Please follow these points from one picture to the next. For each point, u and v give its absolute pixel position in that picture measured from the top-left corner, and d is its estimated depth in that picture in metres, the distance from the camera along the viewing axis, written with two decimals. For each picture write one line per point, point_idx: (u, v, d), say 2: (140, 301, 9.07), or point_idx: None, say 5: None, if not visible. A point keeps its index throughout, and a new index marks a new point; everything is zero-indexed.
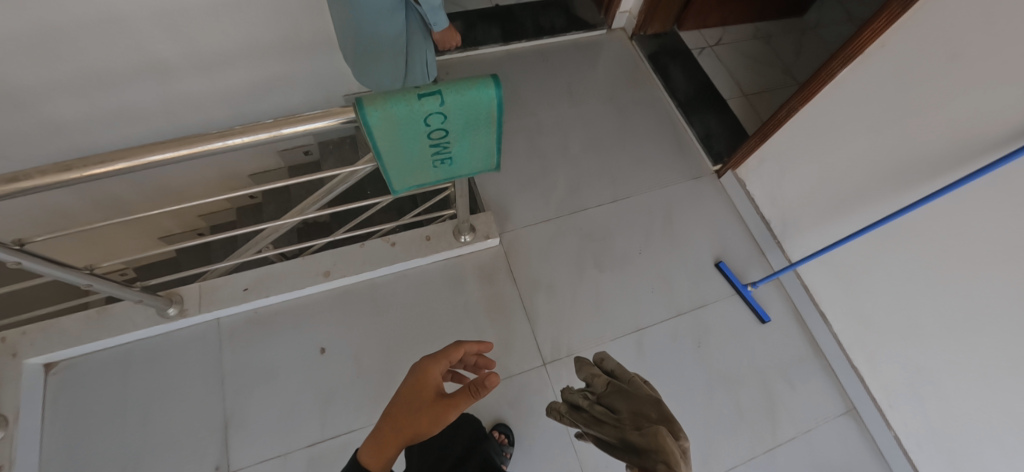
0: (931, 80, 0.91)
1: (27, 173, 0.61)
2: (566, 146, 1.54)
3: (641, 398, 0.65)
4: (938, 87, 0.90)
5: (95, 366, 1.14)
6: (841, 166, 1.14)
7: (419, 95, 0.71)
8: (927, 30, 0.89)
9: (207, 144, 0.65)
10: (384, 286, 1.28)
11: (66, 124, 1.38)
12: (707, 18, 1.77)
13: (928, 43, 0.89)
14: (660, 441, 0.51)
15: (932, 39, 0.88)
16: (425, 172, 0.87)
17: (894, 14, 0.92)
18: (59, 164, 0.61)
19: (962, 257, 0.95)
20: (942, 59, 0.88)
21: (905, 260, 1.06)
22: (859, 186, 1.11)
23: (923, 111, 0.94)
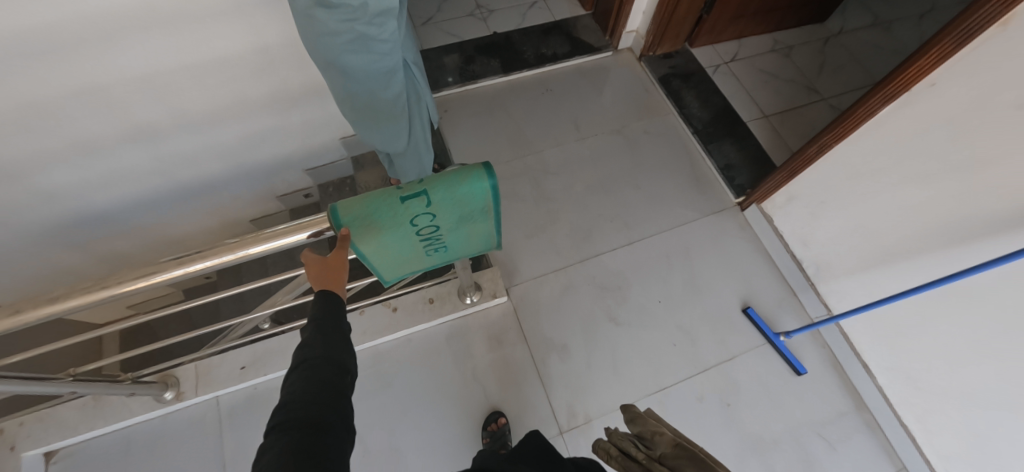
0: (994, 127, 0.79)
1: None
2: (575, 186, 1.44)
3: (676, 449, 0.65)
4: (1001, 136, 0.78)
5: (92, 455, 1.09)
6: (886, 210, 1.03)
7: (402, 198, 0.63)
8: (988, 71, 0.77)
9: (166, 273, 0.60)
10: (388, 354, 1.20)
11: (60, 198, 1.32)
12: (721, 34, 1.65)
13: (990, 86, 0.78)
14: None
15: (995, 82, 0.77)
16: (418, 262, 0.80)
17: (947, 48, 0.81)
18: (5, 308, 0.55)
19: None
20: (1007, 106, 0.76)
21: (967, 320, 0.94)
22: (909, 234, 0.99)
23: (987, 161, 0.82)
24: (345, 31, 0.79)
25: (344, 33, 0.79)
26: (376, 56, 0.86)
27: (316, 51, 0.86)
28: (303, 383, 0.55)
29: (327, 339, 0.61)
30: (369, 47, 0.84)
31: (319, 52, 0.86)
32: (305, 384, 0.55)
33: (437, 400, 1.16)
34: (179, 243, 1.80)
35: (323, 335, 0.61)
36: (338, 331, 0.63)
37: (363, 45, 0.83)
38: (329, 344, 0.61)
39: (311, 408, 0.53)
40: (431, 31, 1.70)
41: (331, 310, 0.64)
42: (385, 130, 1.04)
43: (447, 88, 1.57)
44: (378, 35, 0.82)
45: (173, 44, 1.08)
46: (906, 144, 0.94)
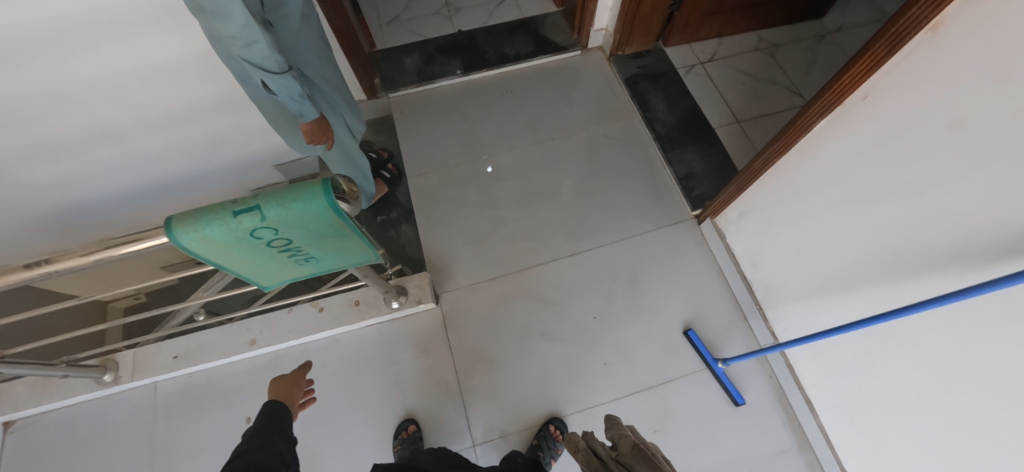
0: (926, 149, 0.67)
1: None
2: (523, 192, 1.40)
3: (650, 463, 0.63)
4: (930, 159, 0.67)
5: (41, 430, 1.18)
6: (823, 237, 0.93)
7: (234, 213, 0.63)
8: (919, 83, 0.66)
9: (15, 274, 0.64)
10: (315, 354, 1.22)
11: (35, 193, 1.37)
12: (697, 33, 1.55)
13: (917, 104, 0.67)
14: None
15: (924, 98, 0.65)
16: (294, 272, 0.81)
17: (878, 55, 0.69)
18: None
19: (968, 383, 0.72)
20: (939, 126, 0.65)
21: (902, 367, 0.83)
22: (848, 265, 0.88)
23: (920, 191, 0.70)
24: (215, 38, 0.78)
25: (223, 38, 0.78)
26: None
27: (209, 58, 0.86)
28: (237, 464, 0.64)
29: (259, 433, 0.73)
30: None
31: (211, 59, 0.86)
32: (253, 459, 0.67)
33: (356, 403, 1.17)
34: None
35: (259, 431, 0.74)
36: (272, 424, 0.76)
37: None
38: (260, 437, 0.73)
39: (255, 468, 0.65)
40: (396, 31, 1.70)
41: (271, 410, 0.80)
42: (294, 138, 1.01)
43: (406, 87, 1.56)
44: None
45: (116, 51, 1.07)
46: (845, 162, 0.83)
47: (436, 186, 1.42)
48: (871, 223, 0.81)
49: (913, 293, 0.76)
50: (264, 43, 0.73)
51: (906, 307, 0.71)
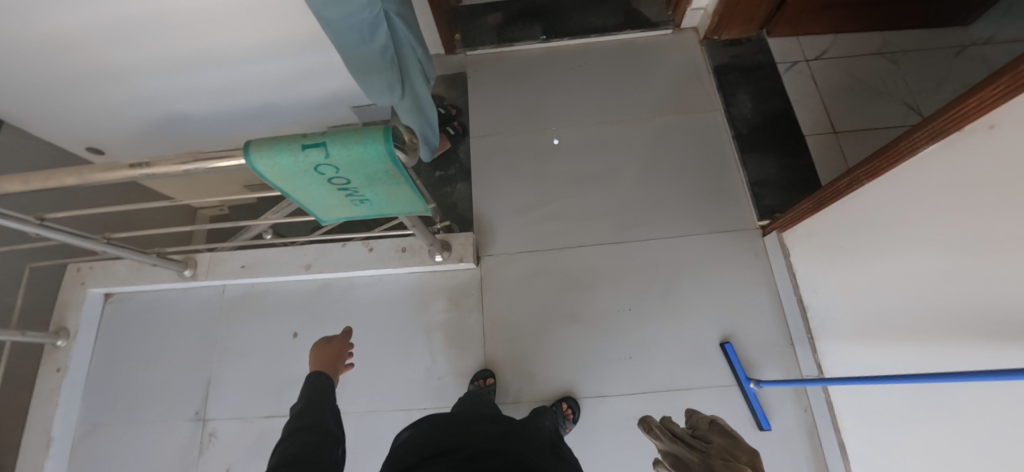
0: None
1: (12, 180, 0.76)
2: (579, 172, 1.37)
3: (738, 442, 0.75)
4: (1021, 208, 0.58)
5: (134, 304, 1.40)
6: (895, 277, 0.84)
7: (303, 146, 0.68)
8: None
9: (122, 171, 0.74)
10: (359, 289, 1.32)
11: (148, 101, 1.55)
12: (809, 24, 1.39)
13: None
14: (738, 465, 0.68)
15: None
16: (347, 210, 0.86)
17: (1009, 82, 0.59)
18: (36, 175, 0.75)
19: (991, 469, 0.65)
20: None
21: (940, 437, 0.76)
22: (915, 313, 0.79)
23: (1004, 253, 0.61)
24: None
25: None
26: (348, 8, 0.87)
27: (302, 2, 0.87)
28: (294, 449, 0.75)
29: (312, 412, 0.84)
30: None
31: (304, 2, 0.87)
32: (297, 445, 0.76)
33: (388, 342, 1.26)
34: None
35: (309, 412, 0.83)
36: (326, 406, 0.86)
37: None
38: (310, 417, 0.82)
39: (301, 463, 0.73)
40: None
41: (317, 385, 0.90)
42: (376, 84, 1.05)
43: (483, 47, 1.54)
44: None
45: None
46: (942, 196, 0.73)
47: (494, 150, 1.43)
48: (943, 271, 0.72)
49: (969, 357, 0.67)
50: None
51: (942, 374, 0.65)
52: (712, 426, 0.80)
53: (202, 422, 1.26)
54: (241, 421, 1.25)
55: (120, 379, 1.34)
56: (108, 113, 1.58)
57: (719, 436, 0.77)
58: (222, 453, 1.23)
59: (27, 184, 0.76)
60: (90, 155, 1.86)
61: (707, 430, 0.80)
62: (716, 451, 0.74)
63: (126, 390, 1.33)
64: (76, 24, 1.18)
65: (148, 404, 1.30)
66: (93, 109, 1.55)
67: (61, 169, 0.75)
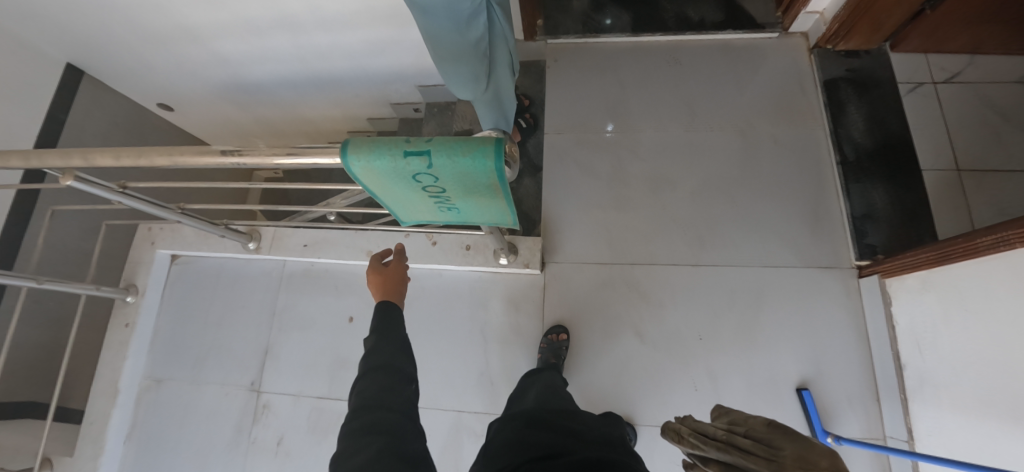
0: None
1: (107, 154, 0.75)
2: (659, 180, 1.27)
3: (810, 445, 0.54)
4: None
5: (199, 268, 1.43)
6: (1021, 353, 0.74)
7: (405, 153, 0.63)
8: None
9: (214, 159, 0.72)
10: (418, 282, 1.29)
11: (222, 60, 1.54)
12: (943, 41, 1.22)
13: None
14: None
15: None
16: (431, 216, 0.81)
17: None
18: (131, 152, 0.74)
19: None
20: None
21: None
22: None
23: None
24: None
25: None
26: None
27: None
28: (371, 393, 0.63)
29: (383, 347, 0.70)
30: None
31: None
32: (373, 389, 0.64)
33: (443, 339, 1.24)
34: (309, 123, 2.03)
35: (381, 347, 0.70)
36: (398, 338, 0.72)
37: None
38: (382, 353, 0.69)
39: (383, 410, 0.61)
40: None
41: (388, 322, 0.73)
42: (461, 75, 0.97)
43: (567, 35, 1.44)
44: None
45: None
46: None
47: (570, 148, 1.35)
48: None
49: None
50: None
51: None
52: (771, 428, 0.61)
53: (256, 393, 1.29)
54: (294, 398, 1.27)
55: (182, 340, 1.38)
56: (182, 69, 1.58)
57: (786, 440, 0.57)
58: (274, 425, 1.26)
59: (120, 160, 0.75)
60: (160, 112, 1.89)
61: (763, 432, 0.61)
62: (787, 458, 0.54)
63: (188, 350, 1.37)
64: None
65: (208, 366, 1.34)
66: (170, 66, 1.56)
67: (154, 149, 0.73)
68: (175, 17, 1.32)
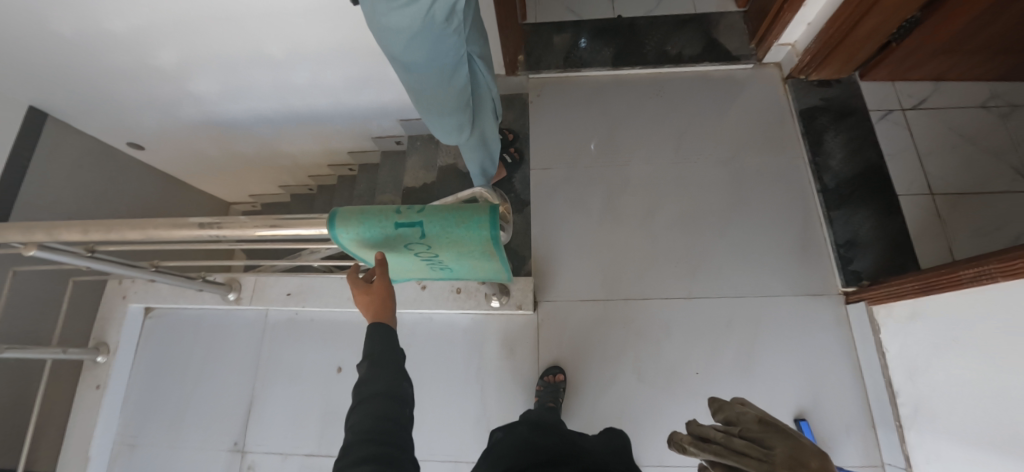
0: None
1: (74, 229, 0.70)
2: (649, 213, 1.28)
3: (801, 443, 0.53)
4: None
5: (174, 321, 1.36)
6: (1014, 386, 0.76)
7: (397, 224, 0.61)
8: None
9: (192, 232, 0.69)
10: (409, 326, 1.26)
11: (198, 98, 1.49)
12: (910, 70, 1.28)
13: None
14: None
15: None
16: (422, 276, 0.79)
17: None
18: (103, 226, 0.70)
19: None
20: None
21: None
22: None
23: None
24: (407, 23, 0.71)
25: (404, 31, 0.73)
26: (428, 55, 0.79)
27: (378, 42, 0.78)
28: (366, 422, 0.58)
29: (382, 369, 0.62)
30: (436, 41, 0.76)
31: (381, 42, 0.79)
32: (369, 420, 0.58)
33: (437, 386, 1.20)
34: (288, 158, 1.98)
35: (380, 366, 0.63)
36: (396, 358, 0.64)
37: (420, 45, 0.77)
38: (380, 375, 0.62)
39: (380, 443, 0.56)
40: (551, 4, 1.57)
41: (385, 342, 0.65)
42: (447, 120, 0.98)
43: (548, 69, 1.45)
44: (441, 30, 0.74)
45: None
46: None
47: (558, 183, 1.34)
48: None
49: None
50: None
51: None
52: (764, 425, 0.58)
53: (241, 453, 1.22)
54: (281, 456, 1.20)
55: (158, 399, 1.31)
56: (155, 109, 1.53)
57: (778, 439, 0.55)
58: None
59: (89, 234, 0.70)
60: (131, 152, 1.82)
61: (758, 430, 0.58)
62: (779, 459, 0.52)
63: (164, 411, 1.29)
64: (137, 20, 1.13)
65: (187, 427, 1.27)
66: (142, 107, 1.51)
67: (125, 223, 0.70)
68: (149, 59, 1.28)
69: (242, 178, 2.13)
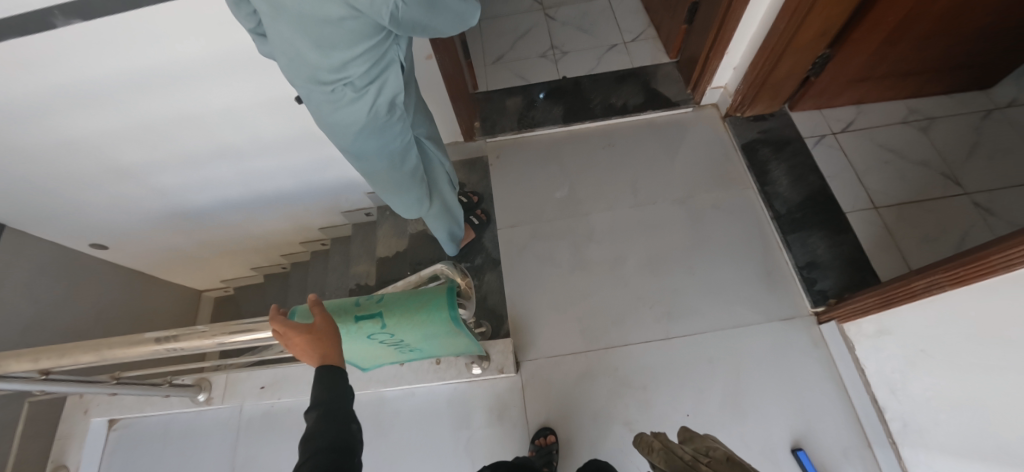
0: None
1: (22, 358, 0.67)
2: (616, 259, 1.31)
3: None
4: None
5: (141, 431, 1.28)
6: (989, 391, 0.77)
7: (356, 317, 0.61)
8: None
9: (148, 346, 0.67)
10: (391, 404, 1.21)
11: (164, 192, 1.50)
12: (833, 99, 1.39)
13: None
14: None
15: None
16: (393, 360, 0.78)
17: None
18: (54, 350, 0.66)
19: None
20: None
21: None
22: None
23: None
24: (353, 119, 0.77)
25: (352, 126, 0.79)
26: (376, 142, 0.84)
27: (330, 137, 0.85)
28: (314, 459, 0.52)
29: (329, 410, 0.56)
30: (383, 132, 0.82)
31: (333, 136, 0.85)
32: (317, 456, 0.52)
33: (425, 465, 1.14)
34: (259, 240, 1.97)
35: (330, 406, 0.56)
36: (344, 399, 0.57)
37: (368, 135, 0.82)
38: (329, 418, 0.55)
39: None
40: (500, 71, 1.67)
41: (334, 386, 0.57)
42: (405, 196, 1.03)
43: (505, 131, 1.52)
44: (386, 120, 0.81)
45: (247, 86, 1.13)
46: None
47: (527, 239, 1.38)
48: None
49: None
50: (395, 77, 0.74)
51: None
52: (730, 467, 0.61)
53: None
54: None
55: None
56: (121, 208, 1.52)
57: None
58: None
59: (38, 363, 0.67)
60: (95, 253, 1.78)
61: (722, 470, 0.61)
62: None
63: None
64: (96, 130, 1.15)
65: None
66: (105, 208, 1.50)
67: (79, 346, 0.67)
68: (115, 161, 1.29)
69: (214, 264, 2.10)
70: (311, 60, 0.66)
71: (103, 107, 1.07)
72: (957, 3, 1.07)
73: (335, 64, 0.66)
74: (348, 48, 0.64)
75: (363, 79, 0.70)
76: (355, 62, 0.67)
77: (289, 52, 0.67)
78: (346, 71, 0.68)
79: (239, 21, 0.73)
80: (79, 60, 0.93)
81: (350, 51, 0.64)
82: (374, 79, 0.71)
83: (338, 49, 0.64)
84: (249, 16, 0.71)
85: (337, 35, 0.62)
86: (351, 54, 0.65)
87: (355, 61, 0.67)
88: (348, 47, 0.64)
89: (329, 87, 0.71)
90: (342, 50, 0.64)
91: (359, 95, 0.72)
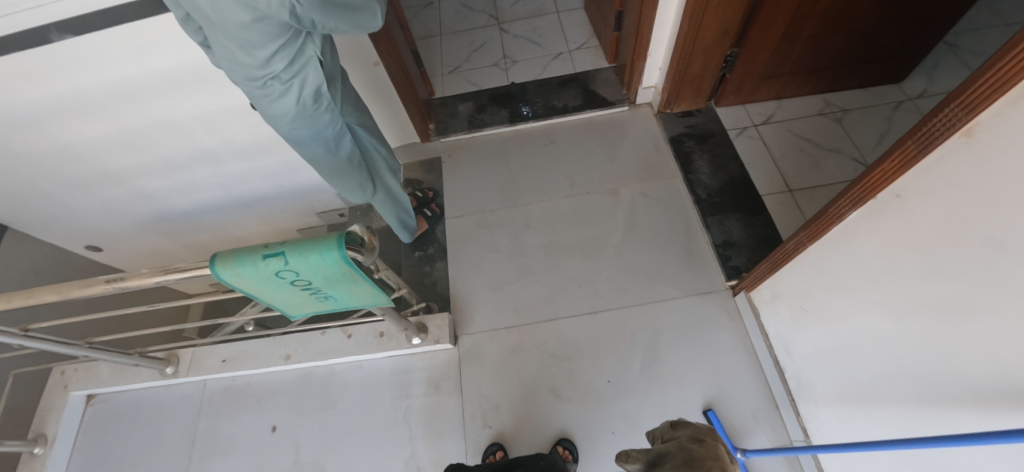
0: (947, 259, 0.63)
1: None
2: (551, 243, 1.42)
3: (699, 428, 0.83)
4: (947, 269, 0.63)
5: (114, 405, 1.39)
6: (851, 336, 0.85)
7: (264, 256, 0.73)
8: (943, 186, 0.62)
9: (99, 286, 0.79)
10: (340, 375, 1.31)
11: (150, 194, 1.65)
12: (752, 95, 1.51)
13: (943, 211, 0.62)
14: (719, 455, 0.76)
15: (948, 205, 0.61)
16: (314, 306, 0.89)
17: (883, 176, 0.71)
18: (24, 291, 0.79)
19: None
20: (947, 236, 0.62)
21: None
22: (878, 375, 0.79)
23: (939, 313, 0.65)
24: (285, 110, 0.91)
25: (285, 116, 0.92)
26: (310, 129, 0.97)
27: (272, 128, 0.98)
28: None
29: None
30: (313, 120, 0.96)
31: (274, 128, 0.99)
32: None
33: (369, 431, 1.23)
34: (240, 241, 2.11)
35: None
36: None
37: (302, 124, 0.95)
38: None
39: None
40: (456, 80, 1.83)
41: None
42: (349, 184, 1.16)
43: (456, 132, 1.67)
44: (316, 109, 0.94)
45: (218, 94, 1.29)
46: (869, 259, 0.78)
47: (472, 228, 1.50)
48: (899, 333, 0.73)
49: (937, 423, 0.68)
50: (315, 70, 0.88)
51: (894, 439, 0.64)
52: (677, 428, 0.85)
53: None
54: None
55: None
56: (112, 209, 1.67)
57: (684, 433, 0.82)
58: None
59: (12, 302, 0.80)
60: (89, 254, 1.94)
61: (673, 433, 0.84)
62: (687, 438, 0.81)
63: None
64: (87, 133, 1.30)
65: None
66: (98, 208, 1.65)
67: (43, 287, 0.79)
68: (105, 163, 1.44)
69: None
70: (239, 60, 0.80)
71: (91, 111, 1.23)
72: (838, 5, 1.20)
73: (259, 61, 0.80)
74: (266, 46, 0.78)
75: (286, 72, 0.84)
76: (275, 58, 0.80)
77: (223, 55, 0.81)
78: (270, 66, 0.81)
79: (189, 37, 0.86)
80: (72, 69, 1.09)
81: (267, 48, 0.78)
82: (296, 73, 0.85)
83: (259, 47, 0.78)
84: (196, 33, 0.84)
85: (254, 36, 0.76)
86: (270, 51, 0.79)
87: (275, 57, 0.80)
88: (266, 45, 0.78)
89: (259, 83, 0.85)
90: (261, 48, 0.78)
91: (286, 87, 0.86)
